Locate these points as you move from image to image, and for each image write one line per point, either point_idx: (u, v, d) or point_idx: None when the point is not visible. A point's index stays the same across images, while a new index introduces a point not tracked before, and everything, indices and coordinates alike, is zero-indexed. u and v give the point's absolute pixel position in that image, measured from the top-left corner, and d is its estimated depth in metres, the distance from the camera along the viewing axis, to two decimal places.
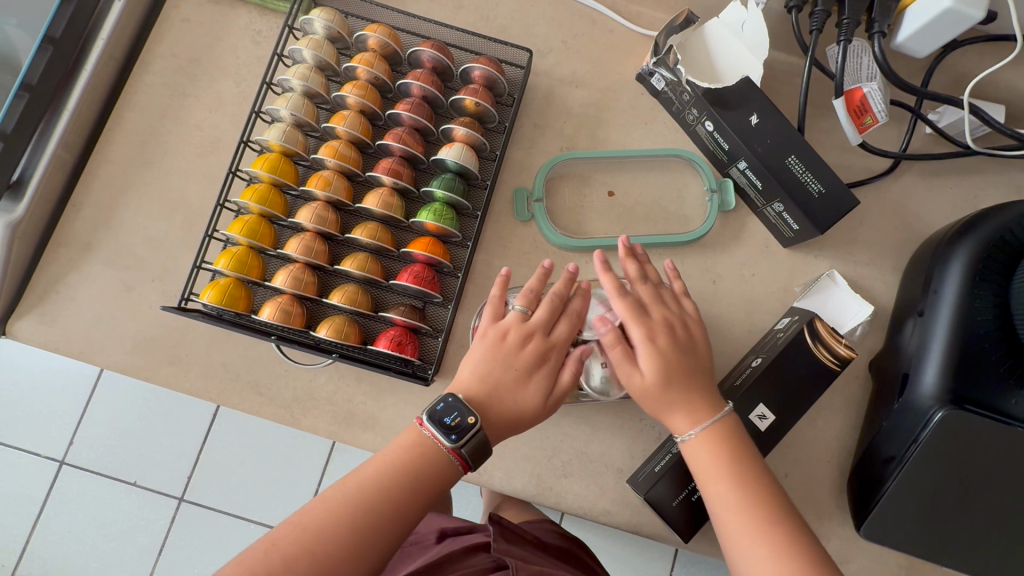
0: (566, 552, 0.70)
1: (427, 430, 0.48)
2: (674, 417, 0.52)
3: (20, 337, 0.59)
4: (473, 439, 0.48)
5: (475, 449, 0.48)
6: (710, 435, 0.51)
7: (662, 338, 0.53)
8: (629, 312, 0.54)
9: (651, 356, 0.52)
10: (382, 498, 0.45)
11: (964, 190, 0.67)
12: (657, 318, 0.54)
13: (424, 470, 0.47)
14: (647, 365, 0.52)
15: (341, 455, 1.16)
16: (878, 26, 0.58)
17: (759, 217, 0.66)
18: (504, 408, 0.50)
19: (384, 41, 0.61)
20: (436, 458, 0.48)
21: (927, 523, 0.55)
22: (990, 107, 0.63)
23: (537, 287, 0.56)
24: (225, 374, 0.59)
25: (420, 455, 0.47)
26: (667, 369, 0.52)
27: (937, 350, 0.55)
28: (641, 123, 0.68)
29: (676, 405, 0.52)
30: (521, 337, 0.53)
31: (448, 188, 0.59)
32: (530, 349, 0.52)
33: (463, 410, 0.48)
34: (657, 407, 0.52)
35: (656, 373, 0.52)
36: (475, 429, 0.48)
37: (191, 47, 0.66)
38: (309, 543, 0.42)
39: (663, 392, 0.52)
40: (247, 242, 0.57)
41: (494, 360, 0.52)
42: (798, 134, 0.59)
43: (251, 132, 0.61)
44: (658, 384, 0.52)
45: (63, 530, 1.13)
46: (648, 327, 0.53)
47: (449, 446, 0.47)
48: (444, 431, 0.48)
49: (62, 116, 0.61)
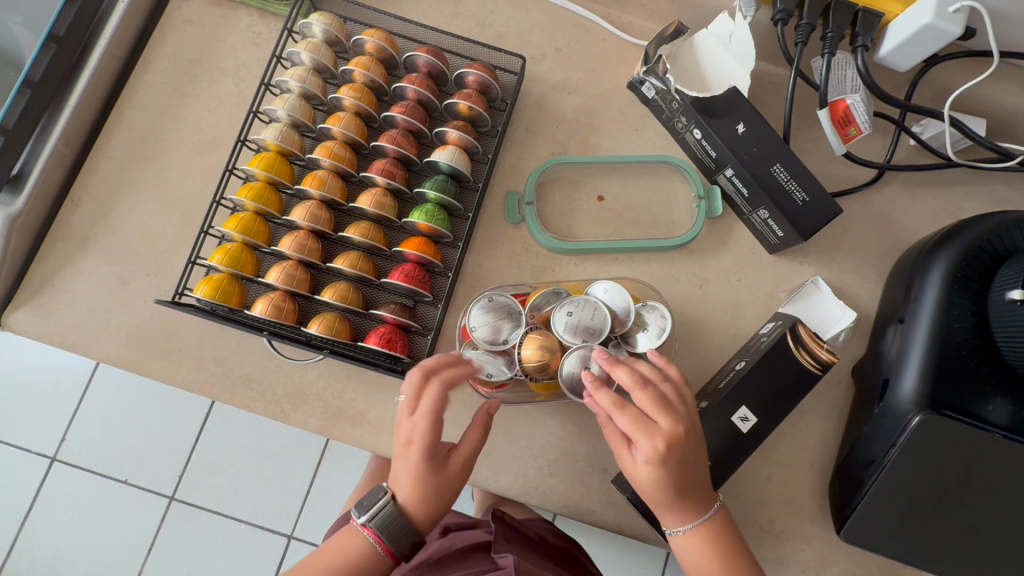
0: (562, 552, 0.70)
1: (357, 526, 0.49)
2: (668, 517, 0.51)
3: (16, 329, 0.60)
4: (383, 514, 0.49)
5: (389, 527, 0.49)
6: (701, 534, 0.50)
7: (672, 453, 0.48)
8: (636, 425, 0.48)
9: (658, 467, 0.48)
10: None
11: (946, 201, 0.68)
12: (665, 433, 0.48)
13: (357, 558, 0.49)
14: (643, 472, 0.49)
15: (332, 456, 1.17)
16: (861, 40, 0.60)
17: (745, 224, 0.67)
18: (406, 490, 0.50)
19: (381, 45, 0.62)
20: (354, 541, 0.49)
21: (906, 526, 0.55)
22: (970, 121, 0.64)
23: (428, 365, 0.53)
24: (217, 368, 0.60)
25: (348, 540, 0.49)
26: (660, 481, 0.48)
27: (916, 356, 0.56)
28: (632, 130, 0.69)
29: (671, 509, 0.50)
30: (407, 421, 0.51)
31: (440, 190, 0.60)
32: (410, 433, 0.50)
33: (378, 491, 0.50)
34: (654, 504, 0.50)
35: (651, 480, 0.49)
36: (386, 509, 0.49)
37: (192, 47, 0.67)
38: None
39: (659, 500, 0.49)
40: (242, 239, 0.58)
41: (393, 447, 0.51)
42: (783, 143, 0.61)
43: (248, 131, 0.62)
44: (655, 489, 0.49)
45: (52, 527, 1.13)
46: (655, 440, 0.48)
47: (359, 523, 0.49)
48: (358, 512, 0.49)
49: (63, 113, 0.62)
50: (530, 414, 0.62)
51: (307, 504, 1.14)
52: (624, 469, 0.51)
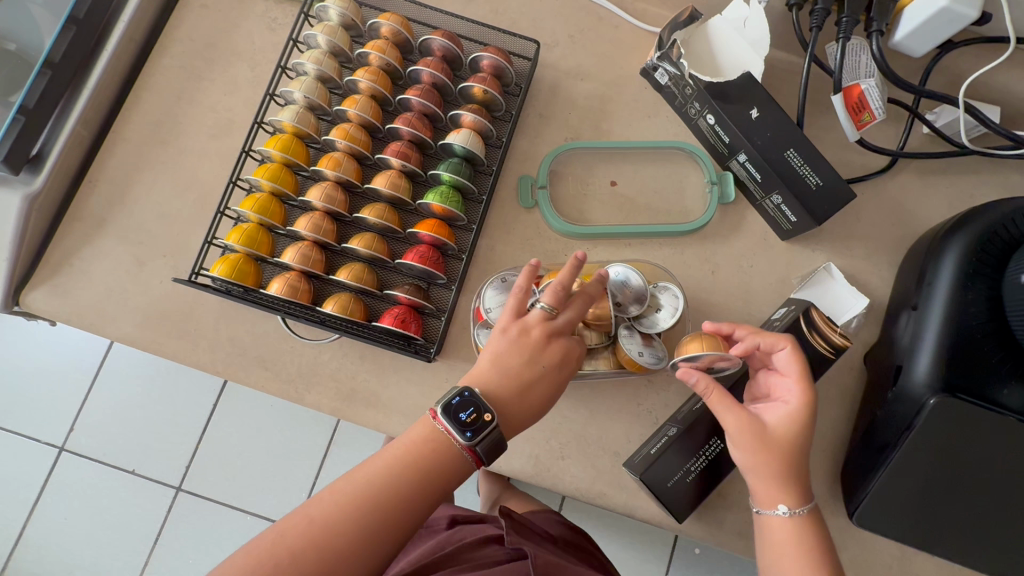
0: (575, 545, 0.70)
1: (440, 423, 0.47)
2: (791, 486, 0.50)
3: (33, 308, 0.61)
4: (488, 436, 0.47)
5: (490, 448, 0.47)
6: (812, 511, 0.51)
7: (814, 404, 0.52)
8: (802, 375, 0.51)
9: (790, 418, 0.50)
10: (392, 488, 0.45)
11: (959, 189, 0.68)
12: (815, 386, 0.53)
13: (436, 466, 0.46)
14: (781, 425, 0.50)
15: (340, 447, 1.17)
16: (876, 25, 0.59)
17: (758, 210, 0.67)
18: (519, 404, 0.50)
19: (397, 28, 0.62)
20: (450, 453, 0.47)
21: (918, 510, 0.55)
22: (985, 108, 0.64)
23: (567, 282, 0.52)
24: (232, 348, 0.61)
25: (434, 449, 0.47)
26: (799, 437, 0.50)
27: (931, 339, 0.56)
28: (644, 117, 0.69)
29: (801, 474, 0.50)
30: (544, 334, 0.51)
31: (454, 171, 0.61)
32: (554, 347, 0.51)
33: (480, 405, 0.47)
34: (775, 470, 0.50)
35: (785, 431, 0.50)
36: (491, 427, 0.47)
37: (208, 32, 0.68)
38: (317, 534, 0.42)
39: (780, 460, 0.50)
40: (258, 219, 0.59)
41: (515, 357, 0.51)
42: (797, 128, 0.61)
43: (264, 114, 0.63)
44: (795, 449, 0.50)
45: (61, 516, 1.13)
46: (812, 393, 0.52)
47: (463, 443, 0.46)
48: (459, 426, 0.47)
49: (82, 95, 0.63)
50: None
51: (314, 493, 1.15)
52: (745, 432, 0.50)
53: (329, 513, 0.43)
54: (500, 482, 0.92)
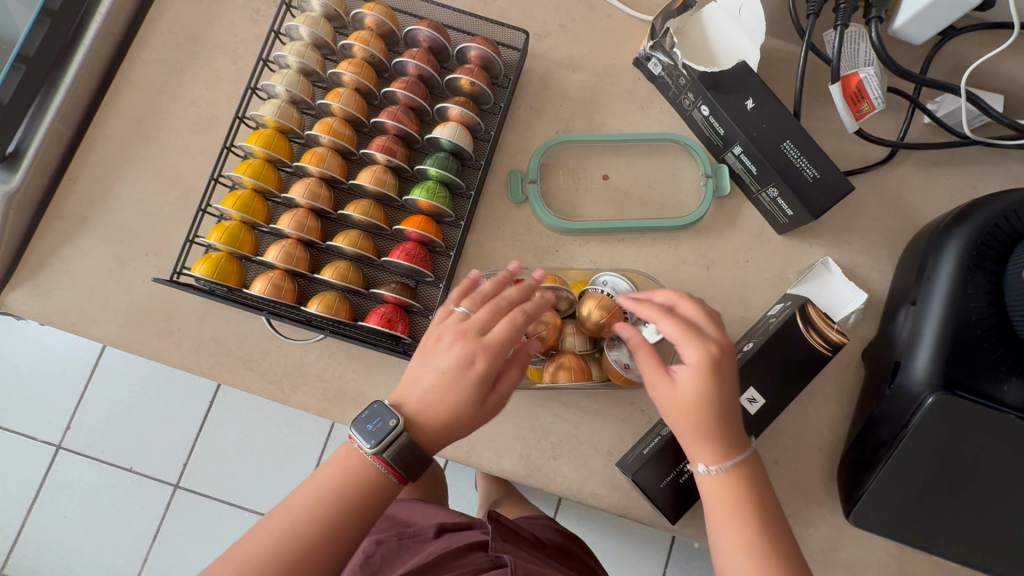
0: (564, 550, 0.70)
1: (353, 442, 0.46)
2: (700, 447, 0.48)
3: (14, 309, 0.60)
4: (397, 442, 0.45)
5: (404, 455, 0.45)
6: (733, 474, 0.48)
7: (722, 362, 0.48)
8: (684, 334, 0.49)
9: (694, 378, 0.48)
10: (327, 507, 0.44)
11: (961, 180, 0.66)
12: (717, 343, 0.49)
13: (353, 485, 0.45)
14: (690, 389, 0.48)
15: (336, 445, 1.16)
16: (875, 11, 0.58)
17: (754, 204, 0.66)
18: (427, 418, 0.46)
19: (381, 19, 0.61)
20: (365, 471, 0.45)
21: (916, 509, 0.54)
22: (988, 96, 0.62)
23: (489, 291, 0.52)
24: (217, 349, 0.60)
25: (356, 463, 0.46)
26: (702, 398, 0.48)
27: (931, 335, 0.55)
28: (638, 108, 0.68)
29: (711, 437, 0.48)
30: (454, 337, 0.48)
31: (441, 167, 0.59)
32: (460, 350, 0.47)
33: (385, 414, 0.45)
34: (688, 429, 0.48)
35: (691, 393, 0.48)
36: (399, 432, 0.45)
37: (189, 24, 0.66)
38: (254, 565, 0.42)
39: (696, 422, 0.48)
40: (240, 217, 0.58)
41: (424, 365, 0.48)
42: (793, 119, 0.59)
43: (246, 108, 0.61)
44: (696, 410, 0.48)
45: (57, 515, 1.13)
46: (708, 351, 0.48)
47: (370, 452, 0.45)
48: (366, 437, 0.45)
49: (60, 90, 0.61)
50: (533, 397, 0.61)
51: None
52: (657, 392, 0.49)
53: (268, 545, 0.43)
54: (497, 484, 0.90)
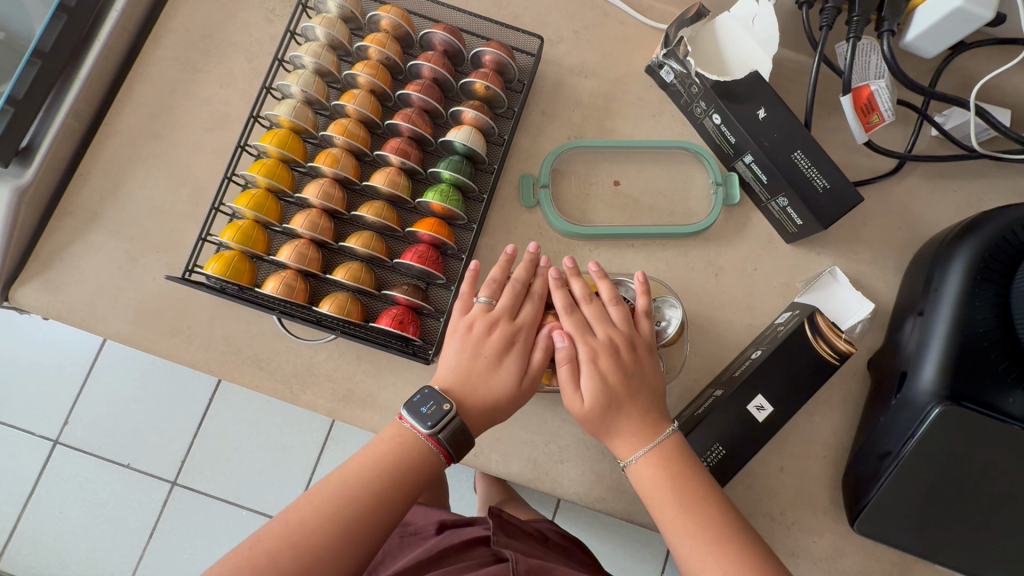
0: (565, 551, 0.70)
1: (405, 421, 0.49)
2: (621, 441, 0.52)
3: (23, 304, 0.59)
4: (451, 424, 0.49)
5: (455, 437, 0.49)
6: (658, 459, 0.51)
7: (600, 358, 0.53)
8: (577, 331, 0.54)
9: (590, 375, 0.52)
10: (325, 521, 0.44)
11: (967, 193, 0.67)
12: (601, 340, 0.54)
13: (405, 459, 0.48)
14: (589, 385, 0.52)
15: (336, 444, 1.16)
16: (888, 24, 0.58)
17: (763, 213, 0.66)
18: (475, 400, 0.51)
19: (397, 22, 0.61)
20: (418, 449, 0.48)
21: (920, 519, 0.55)
22: (997, 111, 0.63)
23: (501, 275, 0.57)
24: (227, 347, 0.60)
25: (401, 444, 0.48)
26: (606, 393, 0.52)
27: (937, 346, 0.55)
28: (649, 115, 0.68)
29: (624, 426, 0.52)
30: (487, 325, 0.54)
31: (455, 170, 0.59)
32: (498, 334, 0.53)
33: (439, 398, 0.49)
34: (602, 429, 0.52)
35: (593, 388, 0.52)
36: (452, 417, 0.49)
37: (203, 22, 0.66)
38: (294, 533, 0.43)
39: (602, 416, 0.52)
40: (254, 216, 0.58)
41: (462, 352, 0.53)
42: (804, 129, 0.60)
43: (261, 108, 0.62)
44: (599, 406, 0.52)
45: (55, 510, 1.12)
46: (592, 348, 0.53)
47: (425, 432, 0.48)
48: (421, 419, 0.49)
49: (74, 85, 0.61)
50: (542, 401, 0.61)
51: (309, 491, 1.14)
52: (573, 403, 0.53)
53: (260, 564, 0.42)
54: (498, 485, 0.91)
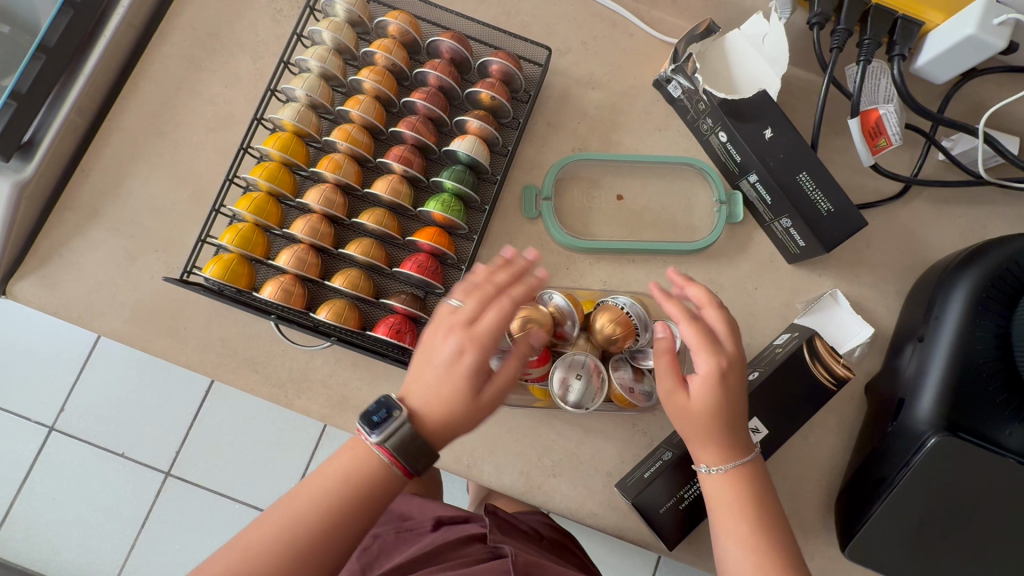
0: (560, 545, 0.71)
1: (362, 434, 0.46)
2: (703, 447, 0.50)
3: (20, 298, 0.59)
4: (398, 433, 0.45)
5: (404, 446, 0.45)
6: (737, 475, 0.49)
7: (733, 375, 0.49)
8: (701, 340, 0.49)
9: (712, 388, 0.49)
10: (279, 546, 0.43)
11: (973, 219, 0.67)
12: (729, 355, 0.50)
13: (364, 475, 0.45)
14: (701, 401, 0.49)
15: (329, 441, 1.16)
16: (898, 49, 0.58)
17: (766, 232, 0.66)
18: (432, 408, 0.46)
19: (405, 28, 0.61)
20: (373, 462, 0.45)
21: (914, 549, 0.54)
22: (1005, 138, 0.62)
23: (481, 279, 0.50)
24: (223, 349, 0.59)
25: (357, 464, 0.45)
26: (715, 408, 0.49)
27: (936, 375, 0.55)
28: (655, 129, 0.68)
29: (716, 441, 0.49)
30: (452, 330, 0.48)
31: (458, 180, 0.59)
32: (450, 341, 0.47)
33: (390, 406, 0.45)
34: (699, 437, 0.50)
35: (705, 405, 0.49)
36: (401, 426, 0.45)
37: (211, 20, 0.66)
38: (256, 560, 0.42)
39: (708, 429, 0.49)
40: (254, 219, 0.57)
41: (424, 356, 0.48)
42: (810, 150, 0.59)
43: (265, 110, 0.61)
44: (700, 414, 0.49)
45: (47, 496, 1.12)
46: (722, 360, 0.49)
47: (371, 441, 0.45)
48: (370, 428, 0.45)
49: (78, 80, 0.61)
50: (536, 414, 0.61)
51: None
52: (669, 401, 0.51)
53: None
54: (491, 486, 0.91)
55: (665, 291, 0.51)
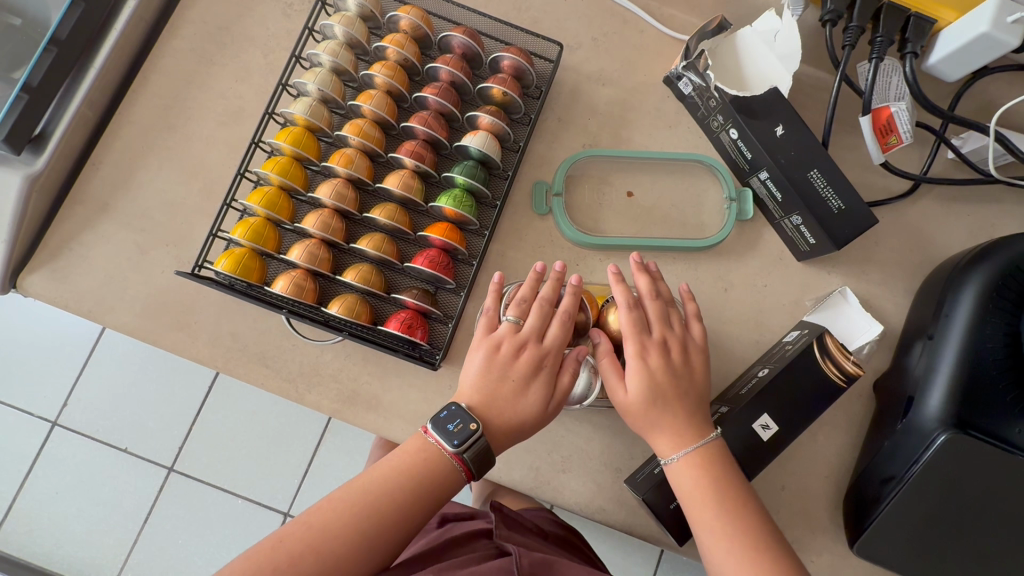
0: (565, 541, 0.71)
1: (432, 437, 0.49)
2: (655, 436, 0.53)
3: (30, 292, 0.59)
4: (475, 444, 0.48)
5: (478, 457, 0.48)
6: (694, 461, 0.52)
7: (654, 359, 0.54)
8: (631, 328, 0.55)
9: (638, 372, 0.53)
10: (348, 528, 0.44)
11: (982, 218, 0.67)
12: (654, 339, 0.55)
13: (431, 475, 0.48)
14: (636, 386, 0.53)
15: (334, 437, 1.17)
16: (912, 46, 0.58)
17: (775, 229, 0.66)
18: (499, 417, 0.50)
19: (416, 23, 0.61)
20: (443, 467, 0.48)
21: (921, 545, 0.55)
22: (1016, 136, 0.63)
23: (528, 293, 0.55)
24: (233, 343, 0.59)
25: (426, 460, 0.48)
26: (653, 393, 0.53)
27: (946, 373, 0.55)
28: (665, 126, 0.68)
29: (664, 427, 0.53)
30: (515, 346, 0.52)
31: (469, 175, 0.59)
32: (524, 358, 0.52)
33: (466, 417, 0.49)
34: (645, 425, 0.53)
35: (641, 390, 0.53)
36: (478, 436, 0.48)
37: (221, 14, 0.65)
38: (319, 539, 0.44)
39: (648, 415, 0.53)
40: (266, 214, 0.57)
41: (488, 370, 0.52)
42: (822, 147, 0.59)
43: (276, 105, 0.61)
44: (644, 402, 0.53)
45: (51, 491, 1.13)
46: (643, 344, 0.54)
47: (451, 450, 0.48)
48: (447, 436, 0.48)
49: (89, 73, 0.61)
50: None
51: (305, 483, 1.14)
52: (614, 395, 0.54)
53: (278, 565, 0.42)
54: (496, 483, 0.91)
55: (642, 263, 0.58)
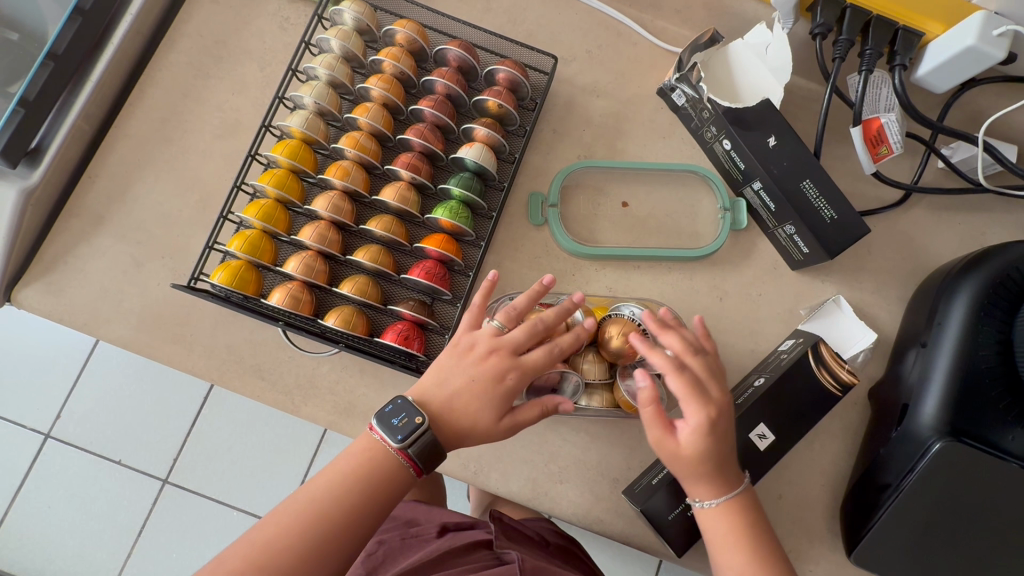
0: (567, 552, 0.71)
1: (376, 434, 0.49)
2: (698, 486, 0.51)
3: (24, 306, 0.59)
4: (420, 439, 0.48)
5: (425, 451, 0.48)
6: (728, 509, 0.51)
7: (720, 422, 0.50)
8: (688, 392, 0.50)
9: (699, 437, 0.50)
10: (291, 541, 0.44)
11: (973, 226, 0.68)
12: (715, 403, 0.51)
13: (376, 475, 0.48)
14: (692, 445, 0.50)
15: (330, 447, 1.16)
16: (900, 58, 0.59)
17: (769, 239, 0.67)
18: (461, 416, 0.50)
19: (412, 36, 0.61)
20: (389, 465, 0.48)
21: (918, 554, 0.55)
22: (1004, 146, 0.63)
23: (524, 306, 0.54)
24: (228, 356, 0.59)
25: (370, 459, 0.48)
26: (708, 453, 0.50)
27: (938, 381, 0.55)
28: (660, 137, 0.68)
29: (707, 477, 0.51)
30: (489, 349, 0.52)
31: (465, 187, 0.59)
32: (493, 361, 0.51)
33: (411, 411, 0.49)
34: (690, 478, 0.51)
35: (696, 449, 0.50)
36: (424, 430, 0.48)
37: (217, 27, 0.66)
38: (262, 556, 0.43)
39: (699, 472, 0.50)
40: (262, 226, 0.57)
41: (455, 370, 0.51)
42: (814, 158, 0.60)
43: (273, 117, 0.62)
44: (698, 463, 0.50)
45: (43, 505, 1.11)
46: (706, 408, 0.50)
47: (395, 446, 0.48)
48: (392, 432, 0.48)
49: (85, 87, 0.61)
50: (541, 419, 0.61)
51: None
52: (661, 446, 0.51)
53: None
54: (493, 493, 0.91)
55: (662, 320, 0.53)
